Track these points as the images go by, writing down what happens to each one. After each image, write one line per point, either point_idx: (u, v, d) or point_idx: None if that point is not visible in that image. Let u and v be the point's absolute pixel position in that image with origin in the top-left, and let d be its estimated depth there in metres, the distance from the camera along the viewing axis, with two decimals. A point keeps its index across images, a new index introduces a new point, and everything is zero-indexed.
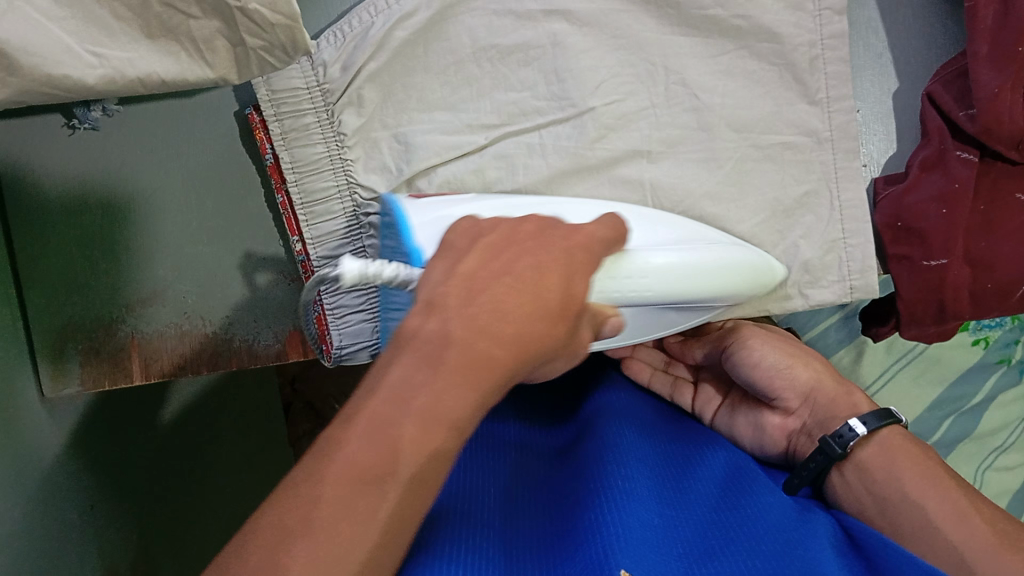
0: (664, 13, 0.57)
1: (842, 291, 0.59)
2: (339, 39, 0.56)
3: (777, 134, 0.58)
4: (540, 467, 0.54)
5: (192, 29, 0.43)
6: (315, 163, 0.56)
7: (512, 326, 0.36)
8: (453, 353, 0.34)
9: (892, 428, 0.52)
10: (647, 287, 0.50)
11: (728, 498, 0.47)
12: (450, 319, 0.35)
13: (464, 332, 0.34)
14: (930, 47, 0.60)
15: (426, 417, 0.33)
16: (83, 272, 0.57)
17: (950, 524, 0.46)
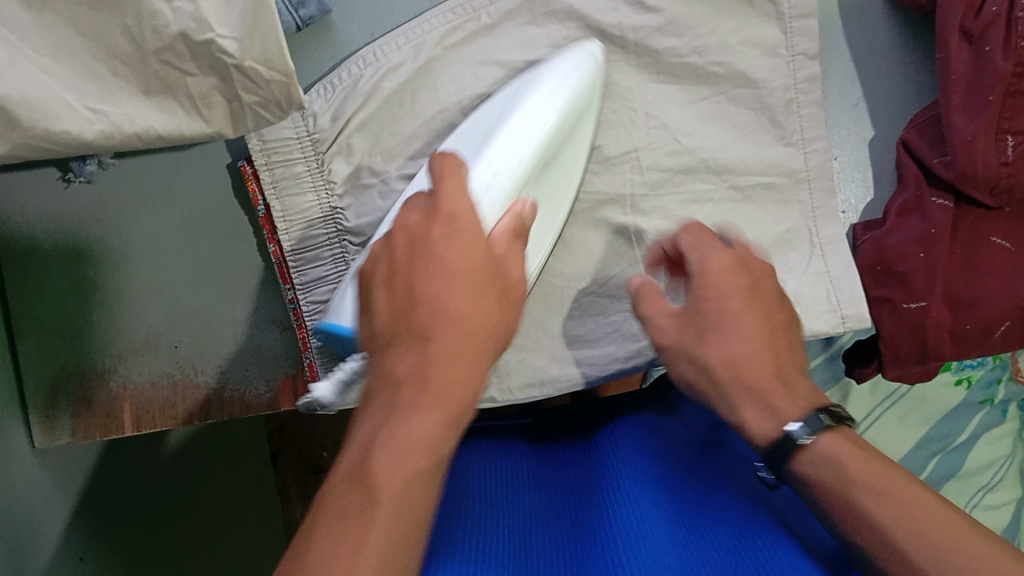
0: (643, 61, 0.59)
1: (835, 321, 0.58)
2: (328, 90, 0.57)
3: (757, 175, 0.60)
4: (551, 496, 0.52)
5: (188, 86, 0.44)
6: (305, 211, 0.57)
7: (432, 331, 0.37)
8: (408, 389, 0.35)
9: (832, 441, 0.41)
10: (507, 167, 0.49)
11: (744, 515, 0.44)
12: (417, 353, 0.37)
13: (411, 371, 0.36)
14: (904, 95, 0.62)
15: (386, 444, 0.33)
16: (75, 324, 0.58)
17: (943, 544, 0.34)
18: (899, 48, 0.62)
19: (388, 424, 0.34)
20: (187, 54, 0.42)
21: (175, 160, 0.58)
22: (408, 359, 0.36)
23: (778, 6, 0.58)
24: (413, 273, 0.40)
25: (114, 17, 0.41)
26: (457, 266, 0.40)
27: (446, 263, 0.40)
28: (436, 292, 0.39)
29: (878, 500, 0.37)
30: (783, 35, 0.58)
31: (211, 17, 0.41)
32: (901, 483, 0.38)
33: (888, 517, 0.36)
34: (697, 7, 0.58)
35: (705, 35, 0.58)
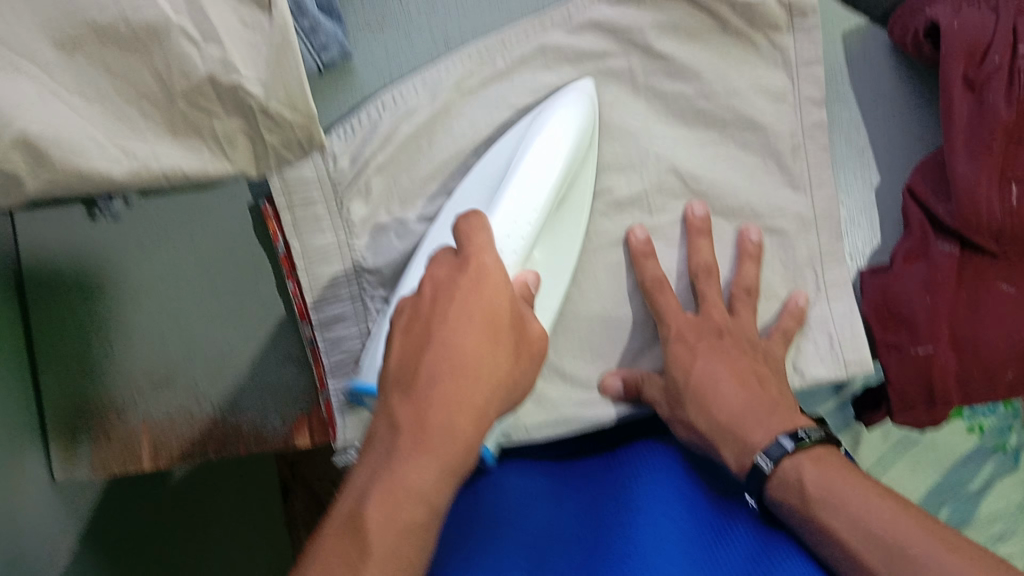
0: (653, 105, 0.61)
1: (835, 364, 0.60)
2: (348, 132, 0.58)
3: (764, 219, 0.61)
4: (569, 514, 0.53)
5: (214, 126, 0.45)
6: (324, 250, 0.59)
7: (449, 380, 0.41)
8: (405, 435, 0.39)
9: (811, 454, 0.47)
10: (519, 227, 0.52)
11: (757, 545, 0.45)
12: (412, 400, 0.40)
13: (409, 417, 0.40)
14: (911, 142, 0.63)
15: (379, 497, 0.38)
16: (96, 358, 0.59)
17: (909, 553, 0.40)
18: (905, 96, 0.63)
19: (386, 468, 0.39)
20: (214, 96, 0.44)
21: (198, 199, 0.59)
22: (406, 405, 0.40)
23: (786, 53, 0.60)
24: (437, 322, 0.43)
25: (143, 58, 0.42)
26: (476, 317, 0.42)
27: (466, 321, 0.42)
28: (449, 340, 0.42)
29: (848, 513, 0.43)
30: (790, 81, 0.60)
31: (238, 61, 0.43)
32: (871, 496, 0.43)
33: (857, 527, 0.42)
34: (707, 54, 0.60)
35: (712, 81, 0.60)
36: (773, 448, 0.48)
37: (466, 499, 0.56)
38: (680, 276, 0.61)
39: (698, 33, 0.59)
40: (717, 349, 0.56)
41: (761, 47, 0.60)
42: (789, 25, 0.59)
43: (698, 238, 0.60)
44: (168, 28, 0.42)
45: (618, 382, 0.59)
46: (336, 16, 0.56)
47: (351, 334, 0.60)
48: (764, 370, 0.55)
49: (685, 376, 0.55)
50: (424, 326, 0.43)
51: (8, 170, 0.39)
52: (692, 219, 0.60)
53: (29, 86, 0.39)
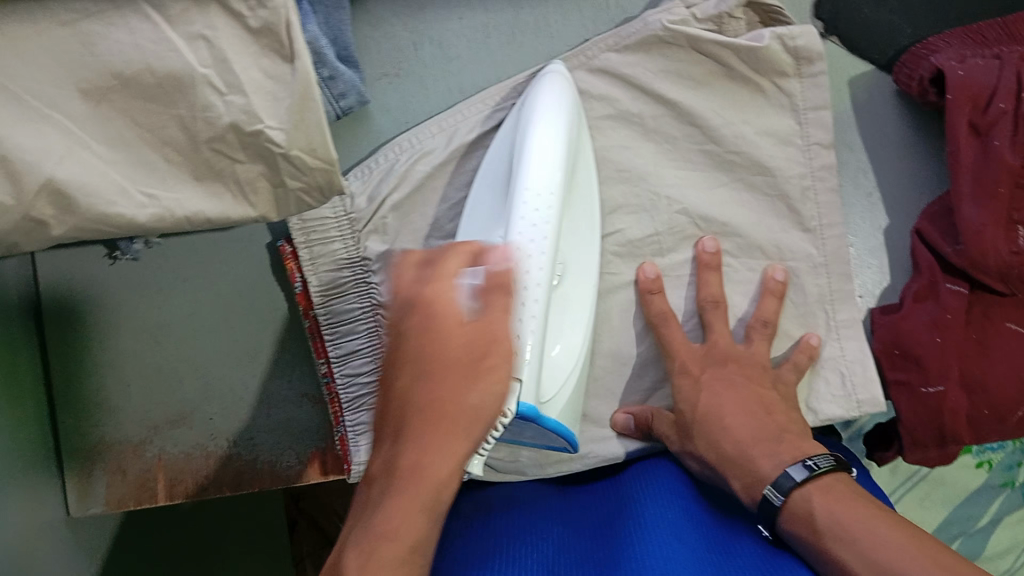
0: (662, 148, 0.62)
1: (849, 405, 0.60)
2: (364, 173, 0.60)
3: (773, 259, 0.62)
4: (578, 537, 0.53)
5: (237, 172, 0.44)
6: (342, 286, 0.59)
7: (416, 428, 0.37)
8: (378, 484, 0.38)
9: (823, 485, 0.47)
10: (540, 222, 0.48)
11: (762, 562, 0.45)
12: (383, 454, 0.38)
13: (378, 469, 0.38)
14: (918, 185, 0.64)
15: (361, 546, 0.36)
16: (113, 396, 0.60)
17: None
18: (908, 141, 0.64)
19: (360, 524, 0.37)
20: (237, 143, 0.43)
21: (215, 238, 0.61)
22: (379, 460, 0.38)
23: (792, 98, 0.61)
24: (389, 370, 0.38)
25: (169, 109, 0.42)
26: (427, 349, 0.37)
27: (420, 362, 0.37)
28: (403, 388, 0.37)
29: (855, 546, 0.43)
30: (797, 125, 0.61)
31: (260, 109, 0.43)
32: (875, 525, 0.44)
33: (864, 560, 0.42)
34: (710, 100, 0.61)
35: (721, 125, 0.61)
36: (781, 480, 0.48)
37: (475, 519, 0.56)
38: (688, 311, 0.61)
39: (703, 79, 0.61)
40: (723, 379, 0.56)
41: (768, 92, 0.61)
42: (796, 71, 0.60)
43: (707, 271, 0.60)
44: (193, 80, 0.42)
45: (628, 418, 0.60)
46: (352, 64, 0.57)
47: (368, 370, 0.59)
48: (768, 395, 0.56)
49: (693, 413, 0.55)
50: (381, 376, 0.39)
51: (37, 217, 0.40)
52: (703, 254, 0.60)
53: (56, 137, 0.40)
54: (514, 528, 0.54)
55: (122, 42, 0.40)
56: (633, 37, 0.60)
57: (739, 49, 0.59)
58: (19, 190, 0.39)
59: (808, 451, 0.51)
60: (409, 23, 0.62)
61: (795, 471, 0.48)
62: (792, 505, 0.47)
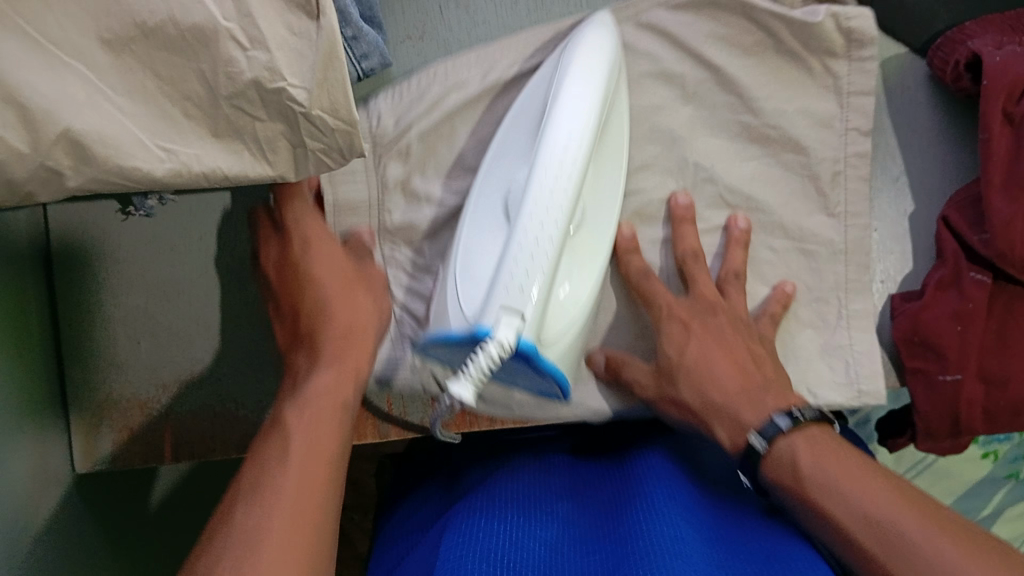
0: (700, 112, 0.61)
1: (850, 395, 0.59)
2: (395, 97, 0.60)
3: (793, 240, 0.61)
4: (581, 514, 0.53)
5: (256, 130, 0.43)
6: (354, 204, 0.59)
7: (324, 324, 0.52)
8: (304, 370, 0.50)
9: (810, 429, 0.48)
10: (569, 162, 0.47)
11: (768, 549, 0.46)
12: (308, 349, 0.52)
13: (302, 360, 0.51)
14: (948, 170, 0.63)
15: (295, 401, 0.48)
16: (122, 351, 0.60)
17: (904, 535, 0.40)
18: (938, 126, 0.63)
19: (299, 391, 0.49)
20: (258, 101, 0.42)
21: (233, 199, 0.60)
22: (304, 357, 0.51)
23: (838, 80, 0.60)
24: (295, 289, 0.54)
25: (190, 62, 0.40)
26: (334, 274, 0.54)
27: (321, 278, 0.54)
28: (310, 296, 0.53)
29: (843, 499, 0.43)
30: (839, 108, 0.60)
31: (284, 66, 0.41)
32: (863, 477, 0.44)
33: (856, 518, 0.42)
34: (751, 69, 0.60)
35: (758, 92, 0.60)
36: (766, 427, 0.48)
37: (480, 489, 0.56)
38: (667, 263, 0.61)
39: (751, 50, 0.60)
40: (715, 329, 0.56)
41: (814, 70, 0.60)
42: (845, 52, 0.59)
43: (684, 225, 0.59)
44: (216, 33, 0.39)
45: (602, 356, 0.59)
46: (375, 24, 0.57)
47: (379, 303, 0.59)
48: (759, 349, 0.56)
49: (680, 354, 0.55)
50: (289, 296, 0.55)
51: (53, 167, 0.38)
52: (676, 206, 0.60)
53: (79, 87, 0.38)
54: (519, 503, 0.53)
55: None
56: None
57: (792, 21, 0.59)
58: (36, 139, 0.37)
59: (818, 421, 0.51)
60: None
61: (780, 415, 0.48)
62: (778, 453, 0.47)
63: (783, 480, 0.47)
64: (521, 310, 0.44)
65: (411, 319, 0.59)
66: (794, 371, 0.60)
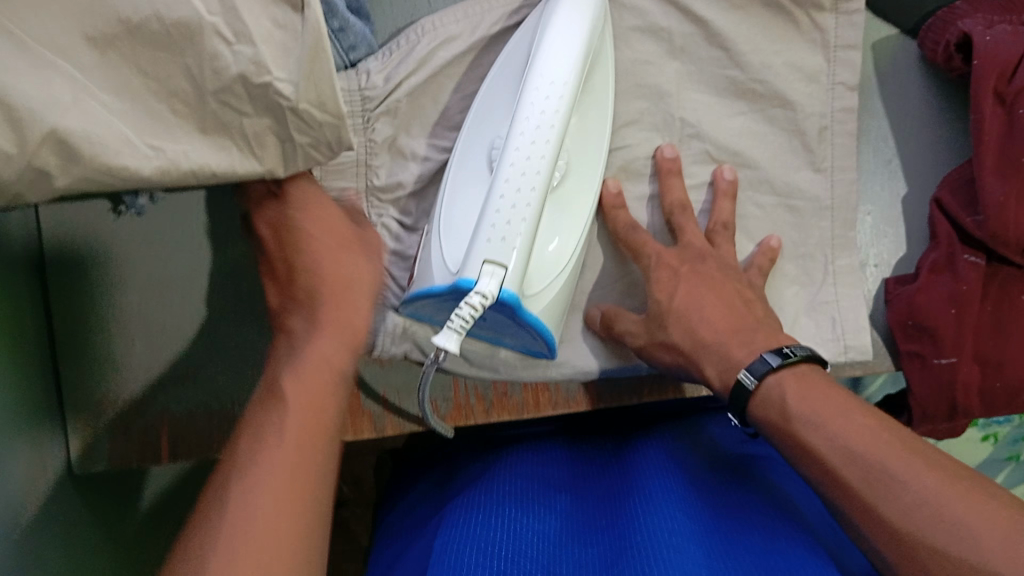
0: (686, 68, 0.61)
1: (836, 349, 0.59)
2: (385, 54, 0.57)
3: (778, 194, 0.61)
4: (580, 505, 0.54)
5: (245, 125, 0.43)
6: (342, 165, 0.56)
7: (323, 290, 0.51)
8: (298, 335, 0.49)
9: (801, 369, 0.47)
10: (552, 112, 0.47)
11: (765, 535, 0.46)
12: (306, 312, 0.50)
13: (302, 323, 0.50)
14: (941, 150, 0.63)
15: (293, 366, 0.47)
16: (118, 351, 0.60)
17: (891, 475, 0.40)
18: (930, 106, 0.64)
19: (297, 352, 0.48)
20: (245, 96, 0.42)
21: (217, 197, 0.60)
22: (303, 319, 0.50)
23: (826, 35, 0.60)
24: (291, 253, 0.52)
25: (177, 58, 0.40)
26: (330, 230, 0.52)
27: (315, 240, 0.51)
28: (308, 258, 0.51)
29: (828, 432, 0.43)
30: (824, 62, 0.60)
31: (270, 60, 0.41)
32: (849, 411, 0.44)
33: (847, 457, 0.42)
34: (741, 24, 0.60)
35: (749, 52, 0.60)
36: (757, 365, 0.48)
37: (477, 481, 0.56)
38: (657, 221, 0.60)
39: (738, 3, 0.60)
40: (701, 277, 0.55)
41: (802, 25, 0.60)
42: (832, 6, 0.59)
43: (669, 177, 0.59)
44: (201, 28, 0.39)
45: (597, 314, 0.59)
46: (362, 16, 0.56)
47: None
48: (749, 294, 0.56)
49: (670, 300, 0.55)
50: (286, 259, 0.52)
51: (40, 167, 0.36)
52: (663, 159, 0.59)
53: (65, 84, 0.37)
54: (516, 489, 0.53)
55: None
56: None
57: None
58: (23, 139, 0.35)
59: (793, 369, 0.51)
60: None
61: (775, 352, 0.48)
62: (767, 391, 0.47)
63: (769, 416, 0.47)
64: (504, 261, 0.44)
65: (395, 285, 0.57)
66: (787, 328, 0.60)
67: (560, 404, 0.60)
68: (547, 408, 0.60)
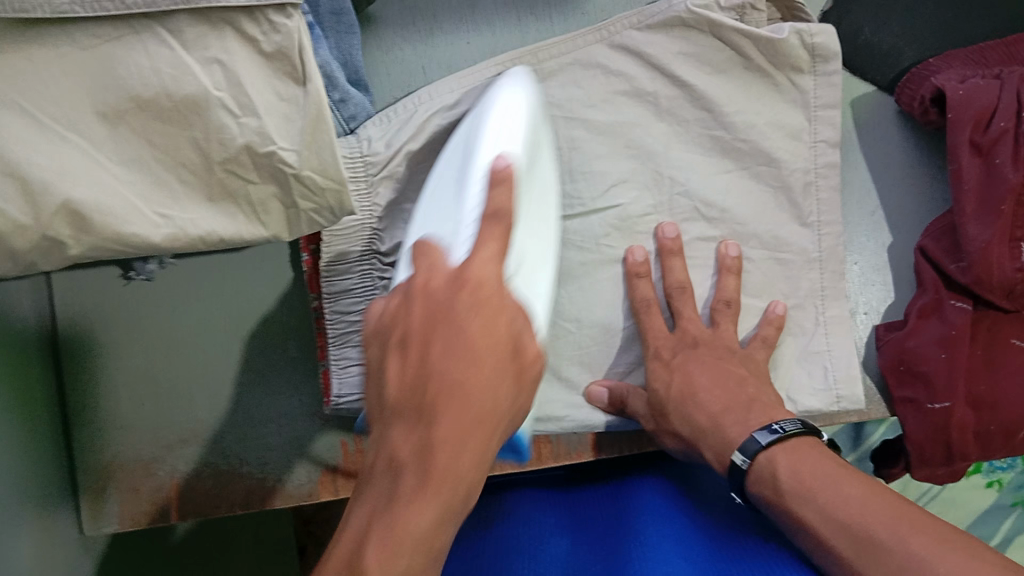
0: (674, 129, 0.63)
1: (829, 399, 0.61)
2: (383, 121, 0.58)
3: (769, 250, 0.63)
4: (572, 537, 0.54)
5: (250, 193, 0.43)
6: (350, 229, 0.58)
7: (441, 421, 0.34)
8: (408, 475, 0.34)
9: (802, 439, 0.49)
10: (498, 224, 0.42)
11: (760, 556, 0.46)
12: (417, 434, 0.35)
13: (412, 457, 0.34)
14: (924, 203, 0.66)
15: (381, 530, 0.33)
16: (128, 412, 0.61)
17: (879, 541, 0.40)
18: (913, 158, 0.66)
19: (385, 515, 0.34)
20: (250, 164, 0.42)
21: (228, 261, 0.62)
22: (409, 439, 0.35)
23: (806, 93, 0.62)
24: (432, 334, 0.36)
25: (184, 131, 0.41)
26: (477, 339, 0.36)
27: (462, 334, 0.36)
28: (452, 364, 0.35)
29: (817, 504, 0.44)
30: (807, 122, 0.63)
31: (274, 132, 0.42)
32: (838, 482, 0.44)
33: (838, 526, 0.42)
34: (727, 85, 0.62)
35: (732, 113, 0.62)
36: (748, 444, 0.49)
37: (475, 529, 0.57)
38: (660, 297, 0.63)
39: (721, 66, 0.62)
40: (694, 362, 0.57)
41: (781, 85, 0.62)
42: (811, 68, 0.62)
43: (670, 258, 0.61)
44: (208, 103, 0.41)
45: (603, 391, 0.60)
46: (360, 86, 0.59)
47: (357, 309, 0.59)
48: (744, 372, 0.57)
49: (667, 390, 0.56)
50: (421, 351, 0.36)
51: (53, 237, 0.39)
52: (665, 239, 0.61)
53: (73, 160, 0.39)
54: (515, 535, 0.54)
55: (142, 67, 0.39)
56: (656, 17, 0.61)
57: (759, 39, 0.60)
58: (36, 211, 0.38)
59: (778, 416, 0.52)
60: (419, 48, 0.64)
61: (767, 430, 0.49)
62: (758, 467, 0.48)
63: (762, 492, 0.48)
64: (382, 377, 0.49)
65: None
66: (778, 384, 0.62)
67: (562, 456, 0.63)
68: (549, 459, 0.63)
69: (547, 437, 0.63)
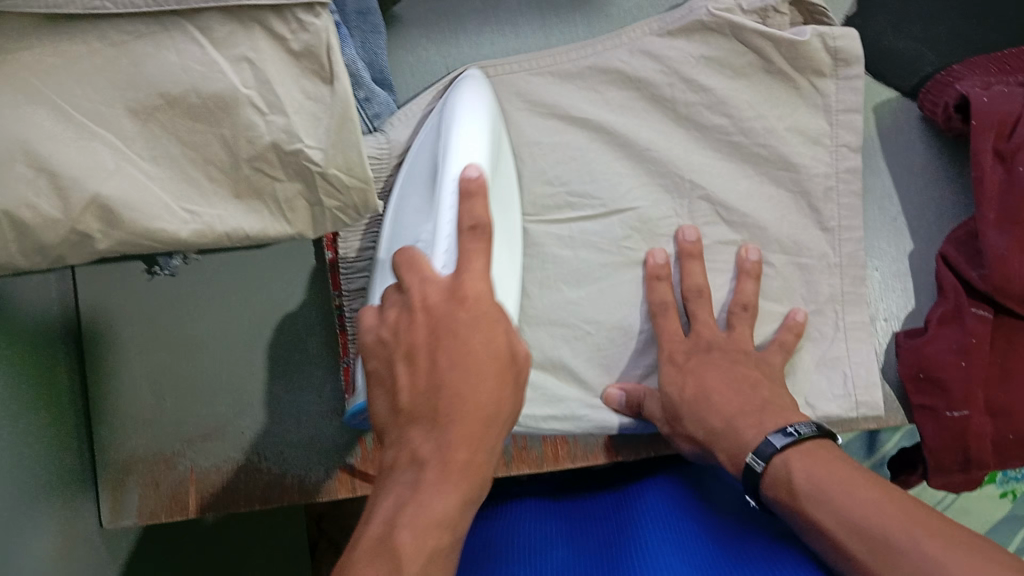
0: (693, 135, 0.63)
1: (848, 405, 0.61)
2: (407, 117, 0.59)
3: (789, 254, 0.63)
4: (584, 539, 0.54)
5: (276, 191, 0.43)
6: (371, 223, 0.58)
7: (454, 421, 0.38)
8: (430, 470, 0.37)
9: (818, 442, 0.49)
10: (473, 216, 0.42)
11: (771, 557, 0.46)
12: (434, 437, 0.38)
13: (433, 454, 0.37)
14: (943, 210, 0.66)
15: (410, 515, 0.36)
16: (148, 407, 0.61)
17: (901, 547, 0.40)
18: (933, 165, 0.66)
19: (411, 503, 0.37)
20: (278, 162, 0.43)
21: (250, 258, 0.63)
22: (428, 442, 0.38)
23: (826, 98, 0.62)
24: (436, 349, 0.39)
25: (213, 129, 0.42)
26: (479, 352, 0.39)
27: (465, 345, 0.39)
28: (458, 372, 0.38)
29: (833, 506, 0.44)
30: (828, 127, 0.63)
31: (301, 129, 0.42)
32: (852, 486, 0.44)
33: (855, 531, 0.42)
34: (748, 91, 0.62)
35: (751, 118, 0.62)
36: (763, 447, 0.49)
37: (488, 527, 0.57)
38: (678, 300, 0.63)
39: (743, 70, 0.62)
40: (709, 366, 0.57)
41: (803, 90, 0.62)
42: (833, 73, 0.62)
43: (689, 261, 0.61)
44: (237, 99, 0.41)
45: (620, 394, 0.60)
46: (386, 86, 0.60)
47: None
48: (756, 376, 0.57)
49: (681, 394, 0.56)
50: (431, 364, 0.39)
51: (83, 231, 0.40)
52: (686, 242, 0.61)
53: (105, 154, 0.40)
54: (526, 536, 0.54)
55: (171, 64, 0.40)
56: (678, 23, 0.61)
57: (780, 42, 0.60)
58: (68, 206, 0.39)
59: (792, 419, 0.52)
60: (442, 48, 0.65)
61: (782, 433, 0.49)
62: (774, 470, 0.48)
63: (778, 494, 0.47)
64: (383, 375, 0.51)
65: None
66: (795, 387, 0.62)
67: (579, 457, 0.63)
68: (566, 461, 0.63)
69: (564, 438, 0.63)
